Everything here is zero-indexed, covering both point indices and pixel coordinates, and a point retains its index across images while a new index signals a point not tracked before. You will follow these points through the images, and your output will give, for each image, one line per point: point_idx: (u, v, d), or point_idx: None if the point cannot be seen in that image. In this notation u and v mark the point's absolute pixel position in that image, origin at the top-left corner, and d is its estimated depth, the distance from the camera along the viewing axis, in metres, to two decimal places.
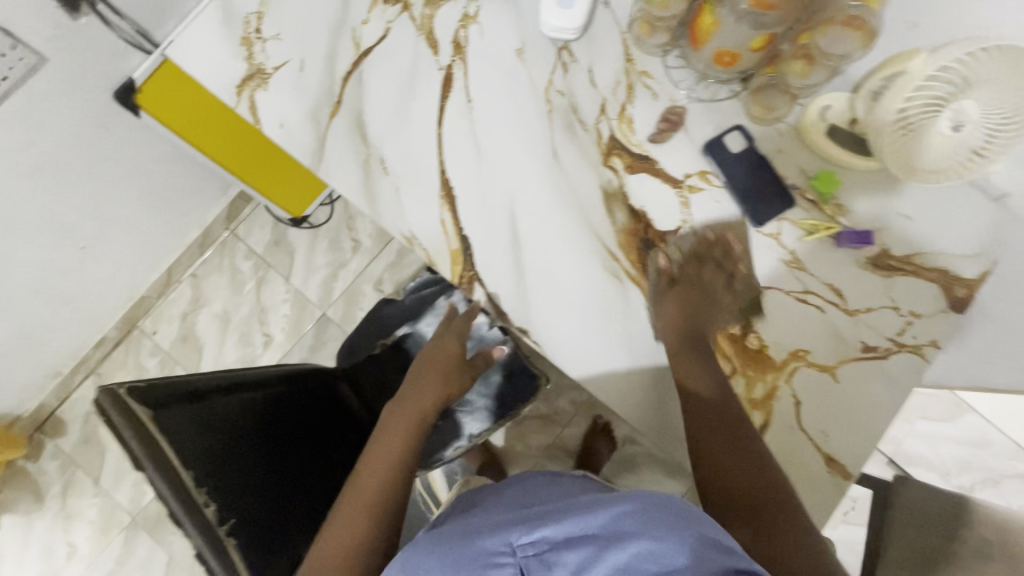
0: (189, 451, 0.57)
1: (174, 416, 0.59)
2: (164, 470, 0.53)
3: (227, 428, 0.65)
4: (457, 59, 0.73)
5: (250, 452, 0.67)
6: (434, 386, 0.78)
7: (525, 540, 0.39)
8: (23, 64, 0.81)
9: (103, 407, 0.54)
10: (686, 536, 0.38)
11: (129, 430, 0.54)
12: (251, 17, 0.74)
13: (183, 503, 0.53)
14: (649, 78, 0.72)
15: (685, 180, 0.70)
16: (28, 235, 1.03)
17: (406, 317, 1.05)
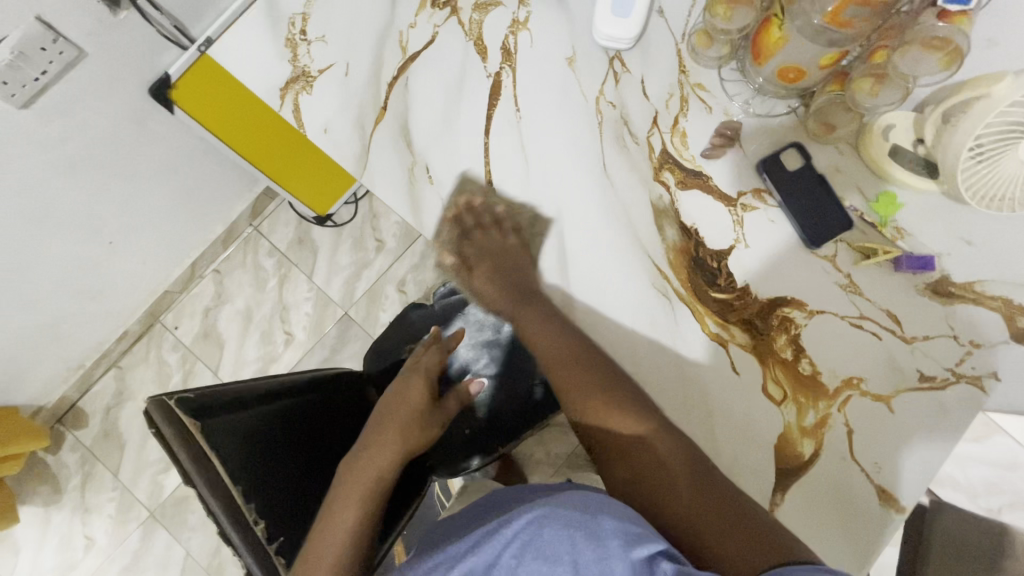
0: (235, 466, 0.57)
1: (222, 428, 0.58)
2: (217, 489, 0.52)
3: (267, 439, 0.64)
4: (506, 67, 0.71)
5: (288, 464, 0.66)
6: (399, 436, 0.75)
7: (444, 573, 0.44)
8: (61, 59, 0.80)
9: (153, 419, 0.53)
10: (587, 529, 0.42)
11: (182, 447, 0.52)
12: (296, 19, 0.73)
13: (236, 522, 0.53)
14: (704, 91, 0.70)
15: (739, 199, 0.68)
16: (59, 229, 1.02)
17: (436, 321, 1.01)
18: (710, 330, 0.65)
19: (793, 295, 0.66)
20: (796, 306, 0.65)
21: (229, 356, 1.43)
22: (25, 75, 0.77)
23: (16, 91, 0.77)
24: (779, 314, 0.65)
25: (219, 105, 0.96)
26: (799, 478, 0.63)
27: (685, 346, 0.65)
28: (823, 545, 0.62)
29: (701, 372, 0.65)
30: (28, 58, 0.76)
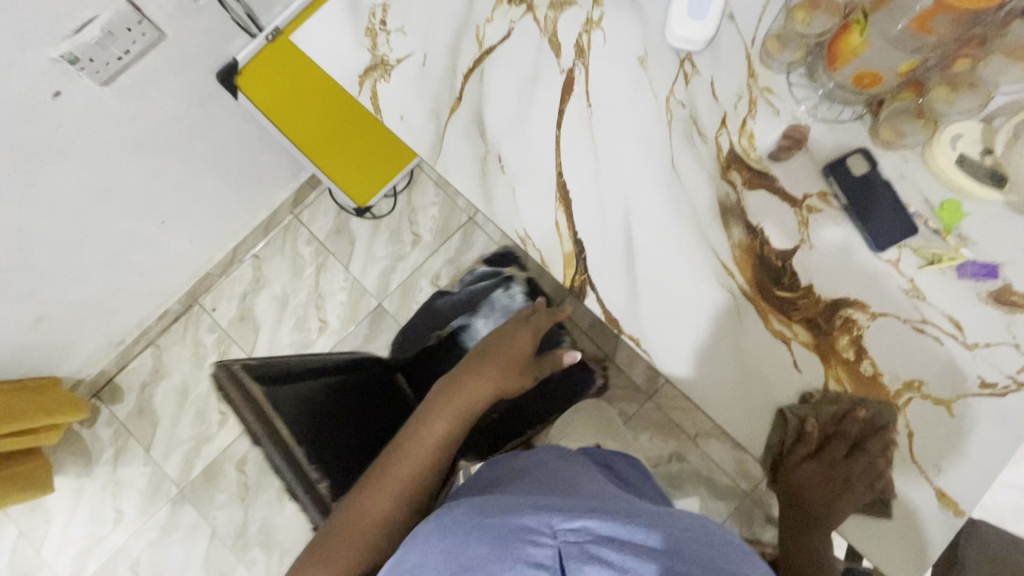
0: (297, 429, 0.63)
1: (282, 398, 0.64)
2: (283, 450, 0.59)
3: (322, 410, 0.70)
4: (579, 63, 0.73)
5: (340, 432, 0.72)
6: (490, 378, 0.74)
7: (566, 527, 0.41)
8: (144, 40, 0.83)
9: (225, 386, 0.60)
10: None
11: (252, 413, 0.59)
12: (377, 9, 0.75)
13: (301, 481, 0.60)
14: (772, 95, 0.72)
15: (805, 201, 0.69)
16: (119, 205, 1.05)
17: (462, 306, 1.16)
18: (773, 328, 0.66)
19: (855, 296, 0.67)
20: (857, 308, 0.67)
21: (265, 340, 1.45)
22: (108, 54, 0.80)
23: (99, 67, 0.81)
24: (841, 315, 0.66)
25: (286, 91, 1.00)
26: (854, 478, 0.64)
27: (748, 341, 0.66)
28: (880, 544, 0.64)
29: (762, 369, 0.66)
30: (113, 37, 0.80)
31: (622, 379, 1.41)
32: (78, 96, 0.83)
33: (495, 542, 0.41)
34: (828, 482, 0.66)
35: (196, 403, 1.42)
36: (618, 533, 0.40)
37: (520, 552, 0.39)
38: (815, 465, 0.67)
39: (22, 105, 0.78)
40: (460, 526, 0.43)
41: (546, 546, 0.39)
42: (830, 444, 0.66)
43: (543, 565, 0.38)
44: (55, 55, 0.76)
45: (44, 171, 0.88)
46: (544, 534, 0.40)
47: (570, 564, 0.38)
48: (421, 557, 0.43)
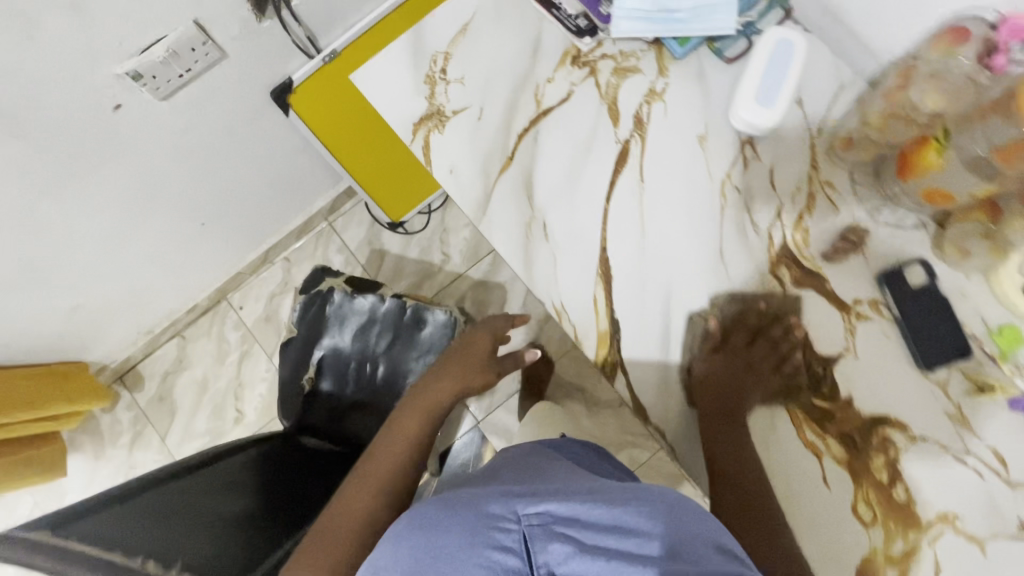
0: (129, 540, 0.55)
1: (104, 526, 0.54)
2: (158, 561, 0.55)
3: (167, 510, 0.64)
4: (637, 135, 0.72)
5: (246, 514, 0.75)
6: (451, 376, 0.90)
7: (528, 513, 0.44)
8: (206, 59, 0.84)
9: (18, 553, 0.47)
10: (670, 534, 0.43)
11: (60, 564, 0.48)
12: (439, 57, 0.75)
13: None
14: (833, 190, 0.69)
15: (855, 307, 0.66)
16: (163, 208, 1.08)
17: (302, 347, 1.08)
18: (806, 438, 0.65)
19: (894, 413, 0.64)
20: (896, 425, 0.64)
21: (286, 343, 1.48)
22: (171, 71, 0.81)
23: (161, 83, 0.82)
24: (878, 432, 0.64)
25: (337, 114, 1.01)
26: None
27: (778, 446, 0.65)
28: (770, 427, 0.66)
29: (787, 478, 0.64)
30: (178, 56, 0.80)
31: (636, 427, 1.40)
32: (136, 111, 0.84)
33: (463, 530, 0.44)
34: (749, 371, 0.66)
35: (215, 396, 1.46)
36: (574, 510, 0.44)
37: (487, 538, 0.43)
38: (721, 356, 0.67)
39: (84, 117, 0.80)
40: (434, 519, 0.46)
41: (512, 531, 0.43)
42: (733, 333, 0.67)
43: (508, 546, 0.42)
44: (121, 71, 0.77)
45: (97, 177, 0.91)
46: (512, 519, 0.44)
47: (533, 544, 0.42)
48: (393, 553, 0.45)
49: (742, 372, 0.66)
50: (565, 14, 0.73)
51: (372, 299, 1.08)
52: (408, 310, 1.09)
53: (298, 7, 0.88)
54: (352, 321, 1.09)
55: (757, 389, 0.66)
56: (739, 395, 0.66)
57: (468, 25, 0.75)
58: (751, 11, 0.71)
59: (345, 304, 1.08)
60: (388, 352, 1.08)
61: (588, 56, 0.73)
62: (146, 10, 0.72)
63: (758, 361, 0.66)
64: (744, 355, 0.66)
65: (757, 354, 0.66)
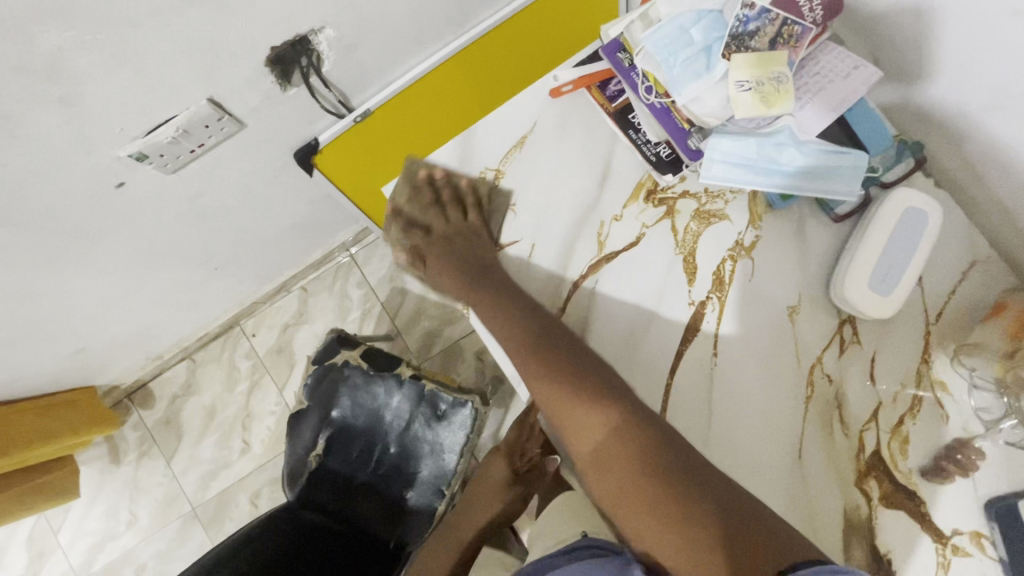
0: None
1: None
2: None
3: None
4: (715, 296, 0.60)
5: None
6: (484, 509, 0.73)
7: None
8: (221, 132, 0.74)
9: None
10: None
11: None
12: (487, 174, 0.65)
13: None
14: (944, 393, 0.58)
15: (951, 537, 0.56)
16: (174, 260, 0.99)
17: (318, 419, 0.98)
18: None
19: None
20: None
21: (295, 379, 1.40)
22: (180, 149, 0.71)
23: (170, 159, 0.72)
24: None
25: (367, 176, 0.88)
26: None
27: None
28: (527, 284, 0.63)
29: None
30: (189, 133, 0.70)
31: None
32: (143, 184, 0.74)
33: None
34: (464, 239, 0.67)
35: (222, 424, 1.41)
36: None
37: None
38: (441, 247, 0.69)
39: (84, 196, 0.70)
40: None
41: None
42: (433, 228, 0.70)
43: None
44: (124, 153, 0.67)
45: (100, 243, 0.81)
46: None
47: None
48: None
49: (461, 251, 0.67)
50: (644, 138, 0.62)
51: (389, 383, 0.98)
52: (426, 395, 0.98)
53: (329, 73, 0.76)
54: (365, 398, 0.98)
55: (488, 249, 0.65)
56: (477, 262, 0.66)
57: (526, 139, 0.64)
58: (874, 160, 0.58)
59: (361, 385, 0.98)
60: (399, 438, 0.98)
61: (667, 191, 0.62)
62: (153, 95, 0.61)
63: (454, 232, 0.68)
64: (448, 237, 0.68)
65: (454, 227, 0.68)
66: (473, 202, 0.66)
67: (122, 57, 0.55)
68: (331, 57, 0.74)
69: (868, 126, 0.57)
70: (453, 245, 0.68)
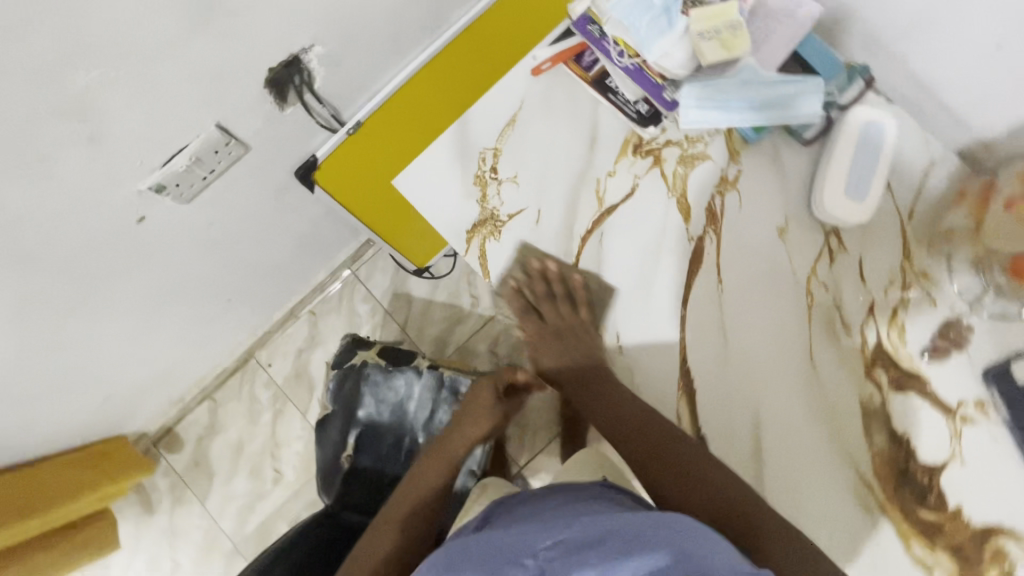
0: None
1: None
2: None
3: None
4: (711, 231, 0.66)
5: None
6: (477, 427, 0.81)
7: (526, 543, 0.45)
8: (230, 156, 0.78)
9: None
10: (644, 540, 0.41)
11: None
12: (487, 154, 0.69)
13: None
14: (929, 282, 0.64)
15: (958, 409, 0.62)
16: (190, 294, 1.02)
17: (344, 421, 1.02)
18: (915, 555, 0.61)
19: (1008, 525, 0.60)
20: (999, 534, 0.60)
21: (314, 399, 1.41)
22: (194, 177, 0.75)
23: (184, 188, 0.76)
24: (989, 546, 0.60)
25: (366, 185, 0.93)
26: None
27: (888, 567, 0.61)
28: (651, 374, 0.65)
29: None
30: (201, 161, 0.74)
31: None
32: (161, 217, 0.78)
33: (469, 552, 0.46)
34: (569, 336, 0.69)
35: (251, 458, 1.42)
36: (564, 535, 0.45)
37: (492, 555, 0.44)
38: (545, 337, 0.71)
39: (108, 235, 0.73)
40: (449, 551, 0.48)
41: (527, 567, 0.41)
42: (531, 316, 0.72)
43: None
44: (144, 186, 0.70)
45: (124, 282, 0.84)
46: (528, 557, 0.42)
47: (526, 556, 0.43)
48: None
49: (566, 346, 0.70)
50: (623, 98, 0.68)
51: (409, 375, 1.02)
52: (446, 382, 1.01)
53: (322, 88, 0.82)
54: (388, 395, 1.02)
55: (594, 347, 0.68)
56: (586, 359, 0.68)
57: (517, 117, 0.70)
58: (830, 86, 0.64)
59: (378, 382, 1.02)
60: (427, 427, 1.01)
61: (652, 143, 0.68)
62: (168, 126, 0.66)
63: (561, 327, 0.69)
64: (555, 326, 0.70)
65: (557, 318, 0.69)
66: (582, 297, 0.67)
67: (140, 90, 0.59)
68: (322, 73, 0.79)
69: (818, 56, 0.64)
70: (565, 336, 0.70)
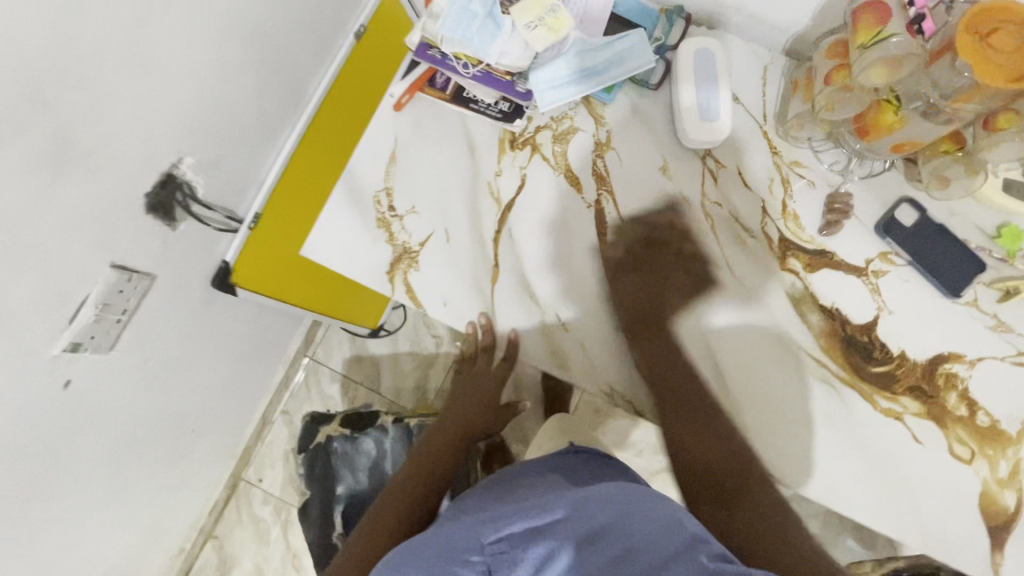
0: None
1: None
2: None
3: None
4: (604, 192, 0.71)
5: None
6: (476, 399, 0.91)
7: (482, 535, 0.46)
8: (138, 291, 0.78)
9: None
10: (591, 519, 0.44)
11: None
12: (380, 196, 0.72)
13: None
14: (802, 168, 0.70)
15: (869, 266, 0.68)
16: (150, 437, 0.98)
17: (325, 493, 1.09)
18: (883, 407, 0.65)
19: (948, 349, 0.66)
20: (941, 363, 0.66)
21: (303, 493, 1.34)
22: (107, 322, 0.75)
23: (101, 338, 0.75)
24: (941, 372, 0.66)
25: (278, 270, 0.96)
26: (1010, 528, 0.63)
27: (866, 428, 0.65)
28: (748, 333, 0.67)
29: (886, 449, 0.65)
30: (110, 305, 0.74)
31: None
32: (89, 373, 0.77)
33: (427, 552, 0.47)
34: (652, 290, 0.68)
35: None
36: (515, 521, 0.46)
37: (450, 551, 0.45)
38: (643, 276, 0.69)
39: (40, 409, 0.71)
40: (411, 549, 0.49)
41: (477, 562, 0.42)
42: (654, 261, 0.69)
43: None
44: (59, 350, 0.69)
45: (75, 450, 0.82)
46: (475, 553, 0.43)
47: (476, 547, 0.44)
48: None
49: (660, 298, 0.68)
50: (484, 104, 0.72)
51: (375, 435, 1.09)
52: (415, 429, 1.11)
53: (206, 195, 0.82)
54: (360, 462, 1.09)
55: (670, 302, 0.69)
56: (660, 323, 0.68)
57: (395, 153, 0.72)
58: (655, 32, 0.71)
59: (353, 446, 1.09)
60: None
61: (524, 135, 0.72)
62: (64, 284, 0.66)
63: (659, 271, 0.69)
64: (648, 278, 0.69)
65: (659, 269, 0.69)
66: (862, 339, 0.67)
67: (20, 256, 0.59)
68: (200, 180, 0.80)
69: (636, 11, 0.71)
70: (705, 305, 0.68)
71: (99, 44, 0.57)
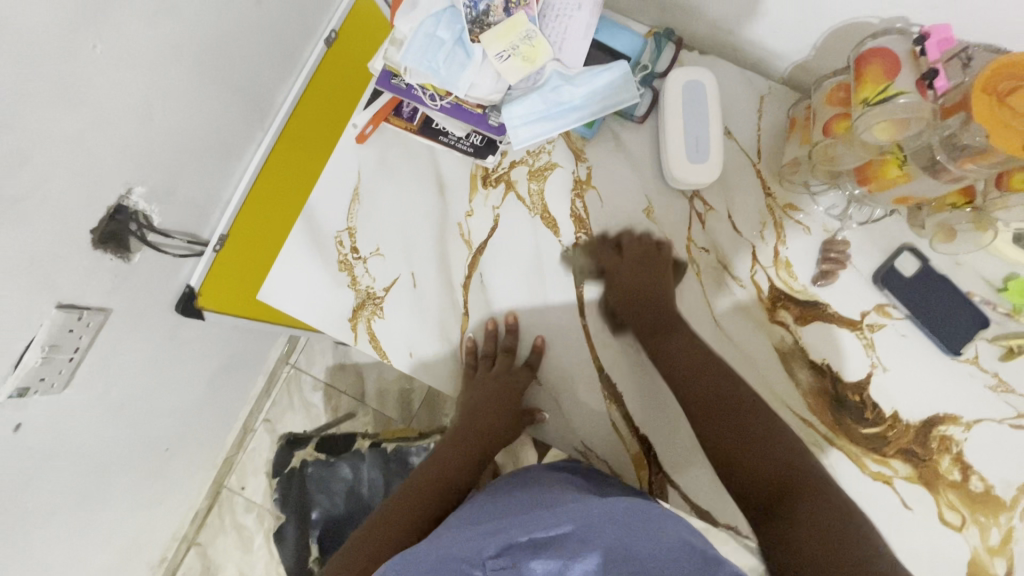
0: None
1: None
2: None
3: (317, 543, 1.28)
4: (583, 235, 0.66)
5: None
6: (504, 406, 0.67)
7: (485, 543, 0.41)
8: (91, 328, 0.72)
9: None
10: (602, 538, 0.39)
11: None
12: (342, 236, 0.67)
13: None
14: (797, 212, 0.65)
15: (864, 320, 0.63)
16: (119, 463, 0.95)
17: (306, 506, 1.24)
18: (872, 470, 0.62)
19: (942, 410, 0.62)
20: (933, 426, 0.62)
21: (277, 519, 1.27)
22: (58, 363, 0.70)
23: (53, 379, 0.71)
24: (934, 435, 0.62)
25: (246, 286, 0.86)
26: None
27: (853, 491, 0.62)
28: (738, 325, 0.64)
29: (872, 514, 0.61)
30: (60, 346, 0.69)
31: None
32: (41, 414, 0.73)
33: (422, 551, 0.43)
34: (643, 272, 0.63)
35: None
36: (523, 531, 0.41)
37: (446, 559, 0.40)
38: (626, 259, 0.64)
39: None
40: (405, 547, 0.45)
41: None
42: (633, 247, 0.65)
43: None
44: (4, 398, 0.65)
45: (33, 490, 0.78)
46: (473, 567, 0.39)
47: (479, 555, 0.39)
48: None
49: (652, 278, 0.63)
50: (454, 136, 0.67)
51: (352, 460, 1.25)
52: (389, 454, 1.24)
53: (162, 223, 0.75)
54: (337, 480, 1.24)
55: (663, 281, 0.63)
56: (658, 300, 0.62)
57: (358, 189, 0.67)
58: (642, 59, 0.65)
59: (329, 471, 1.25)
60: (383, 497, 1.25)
61: (497, 171, 0.67)
62: (2, 332, 0.60)
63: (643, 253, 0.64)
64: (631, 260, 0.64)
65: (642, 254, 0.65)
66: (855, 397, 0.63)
67: None
68: (156, 209, 0.73)
69: (619, 39, 0.65)
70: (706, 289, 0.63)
71: (21, 82, 0.50)
